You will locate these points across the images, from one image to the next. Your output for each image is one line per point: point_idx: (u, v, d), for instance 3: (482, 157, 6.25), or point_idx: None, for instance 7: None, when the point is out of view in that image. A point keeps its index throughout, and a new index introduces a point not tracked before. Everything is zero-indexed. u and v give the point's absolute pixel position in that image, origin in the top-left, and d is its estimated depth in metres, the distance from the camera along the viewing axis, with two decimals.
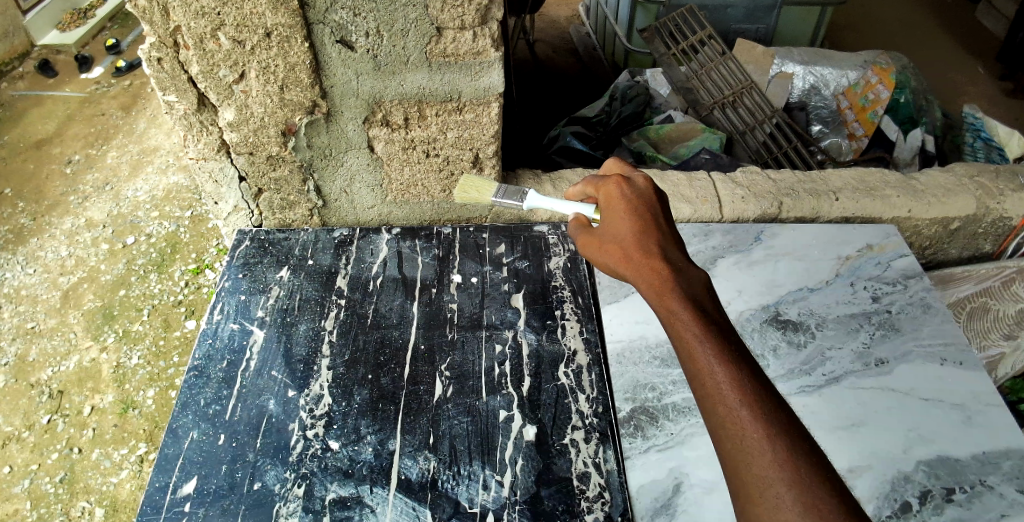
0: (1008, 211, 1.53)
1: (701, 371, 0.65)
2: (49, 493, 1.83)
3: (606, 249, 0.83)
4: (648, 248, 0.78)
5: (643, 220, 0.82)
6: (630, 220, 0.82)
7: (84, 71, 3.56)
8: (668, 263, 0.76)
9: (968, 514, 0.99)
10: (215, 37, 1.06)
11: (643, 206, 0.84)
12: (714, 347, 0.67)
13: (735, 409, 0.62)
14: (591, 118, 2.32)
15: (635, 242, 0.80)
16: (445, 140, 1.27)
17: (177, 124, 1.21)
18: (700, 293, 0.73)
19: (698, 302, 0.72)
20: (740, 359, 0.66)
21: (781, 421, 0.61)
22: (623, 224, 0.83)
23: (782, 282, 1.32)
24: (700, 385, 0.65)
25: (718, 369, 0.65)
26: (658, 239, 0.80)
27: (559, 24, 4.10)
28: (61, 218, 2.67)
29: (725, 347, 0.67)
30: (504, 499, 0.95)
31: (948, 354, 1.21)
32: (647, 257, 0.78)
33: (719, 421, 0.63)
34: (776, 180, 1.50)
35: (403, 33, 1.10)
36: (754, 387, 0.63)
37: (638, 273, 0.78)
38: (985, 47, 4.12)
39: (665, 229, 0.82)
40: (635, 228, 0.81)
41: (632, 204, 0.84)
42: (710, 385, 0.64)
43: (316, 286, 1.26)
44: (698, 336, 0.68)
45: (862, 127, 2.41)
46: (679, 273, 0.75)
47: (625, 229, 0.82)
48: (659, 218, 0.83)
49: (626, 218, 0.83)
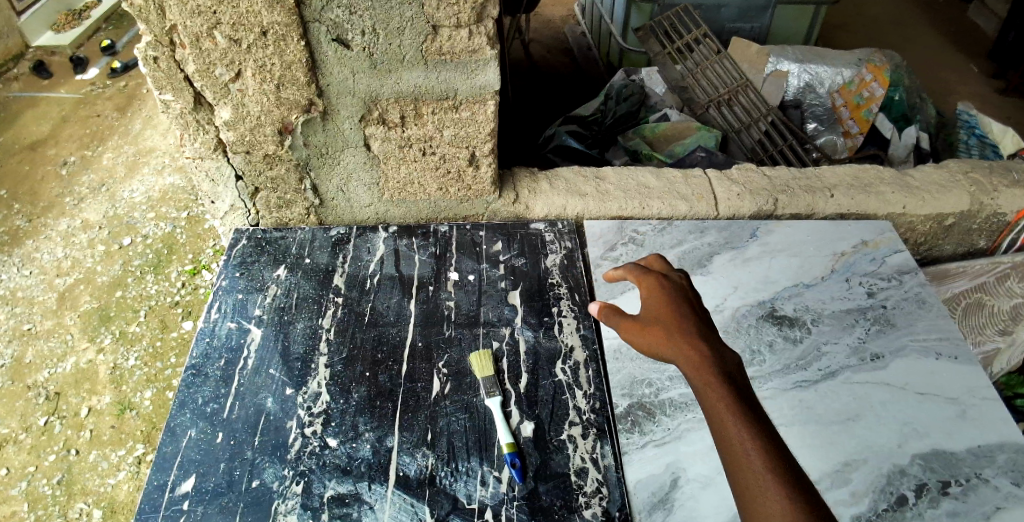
0: (1002, 207, 1.54)
1: (735, 447, 0.71)
2: (47, 495, 1.82)
3: (647, 332, 0.88)
4: (689, 334, 0.84)
5: (678, 304, 0.90)
6: (666, 302, 0.90)
7: (80, 72, 3.55)
8: (703, 342, 0.83)
9: (964, 508, 1.00)
10: (212, 36, 1.07)
11: (679, 292, 0.92)
12: (748, 425, 0.72)
13: (764, 481, 0.67)
14: (586, 117, 2.41)
15: (672, 322, 0.87)
16: (441, 139, 1.27)
17: (174, 123, 1.22)
18: (731, 371, 0.79)
19: (730, 380, 0.78)
20: (772, 441, 0.71)
21: (810, 504, 0.65)
22: (659, 305, 0.90)
23: (777, 278, 1.33)
24: (729, 456, 0.71)
25: (751, 447, 0.70)
26: (698, 327, 0.85)
27: (554, 24, 4.10)
28: (56, 220, 2.66)
29: (755, 424, 0.72)
30: (503, 495, 0.96)
31: (943, 348, 1.22)
32: (684, 336, 0.84)
33: (749, 497, 0.67)
34: (770, 177, 1.52)
35: (399, 31, 1.10)
36: (781, 462, 0.69)
37: (674, 349, 0.84)
38: (977, 46, 4.14)
39: (702, 318, 0.88)
40: (670, 308, 0.89)
41: (672, 292, 0.92)
42: (740, 458, 0.70)
43: (313, 284, 1.26)
44: (734, 416, 0.73)
45: (857, 124, 2.42)
46: (715, 351, 0.81)
47: (662, 312, 0.89)
48: (692, 303, 0.90)
49: (665, 301, 0.90)
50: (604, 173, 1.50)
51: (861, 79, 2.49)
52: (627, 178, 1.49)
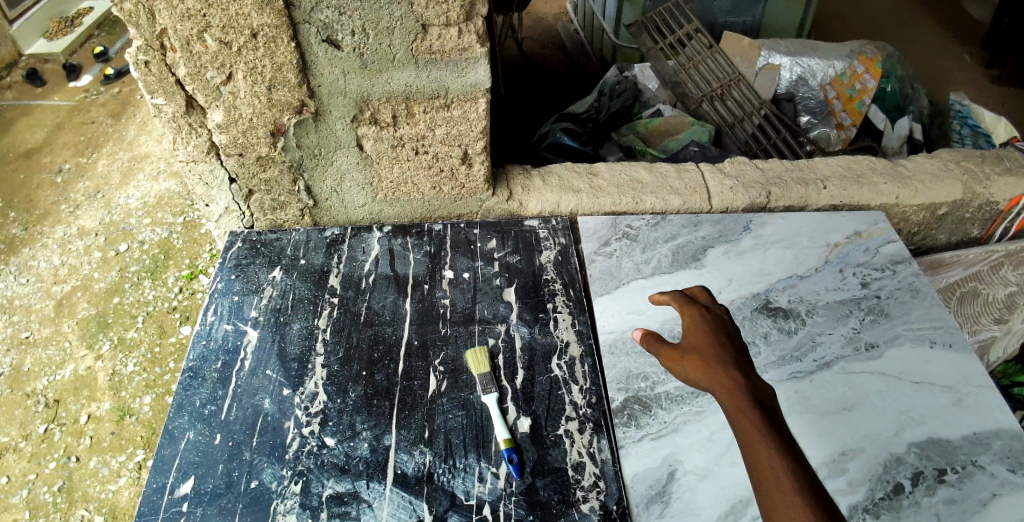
0: (995, 195, 1.55)
1: (766, 475, 0.69)
2: (48, 502, 1.82)
3: (681, 357, 0.87)
4: (723, 360, 0.82)
5: (718, 330, 0.88)
6: (706, 328, 0.88)
7: (73, 79, 3.54)
8: (743, 371, 0.81)
9: (960, 495, 1.00)
10: (202, 39, 1.07)
11: (720, 319, 0.90)
12: (781, 454, 0.70)
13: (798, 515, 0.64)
14: (579, 114, 2.36)
15: (711, 347, 0.85)
16: (434, 137, 1.28)
17: (166, 127, 1.22)
18: (769, 403, 0.77)
19: (768, 410, 0.75)
20: (806, 471, 0.69)
21: None
22: (698, 330, 0.88)
23: (771, 270, 1.33)
24: (762, 487, 0.69)
25: (784, 476, 0.68)
26: (732, 353, 0.84)
27: (547, 22, 4.10)
28: (52, 227, 2.66)
29: (791, 456, 0.70)
30: (501, 491, 0.96)
31: (938, 337, 1.23)
32: (722, 363, 0.82)
33: None
34: (763, 170, 1.53)
35: (389, 31, 1.10)
36: (817, 496, 0.66)
37: (712, 376, 0.82)
38: (970, 34, 4.16)
39: (738, 345, 0.86)
40: (706, 333, 0.87)
41: (708, 317, 0.90)
42: (773, 489, 0.68)
43: (308, 285, 1.26)
44: (766, 443, 0.71)
45: (850, 116, 2.43)
46: (754, 382, 0.79)
47: (701, 336, 0.87)
48: (734, 331, 0.88)
49: (704, 326, 0.88)
50: (597, 168, 1.50)
51: (853, 71, 2.50)
52: (620, 173, 1.49)
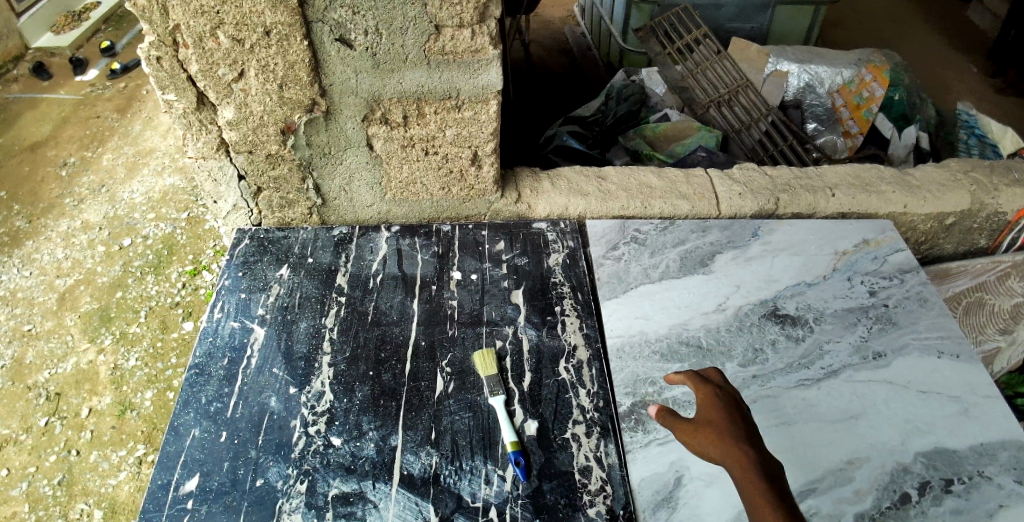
0: (1003, 206, 1.54)
1: None
2: (48, 495, 1.82)
3: (691, 429, 0.87)
4: (735, 435, 0.83)
5: (729, 403, 0.88)
6: (718, 401, 0.89)
7: (79, 74, 3.55)
8: (755, 448, 0.81)
9: (966, 505, 1.00)
10: (215, 35, 1.07)
11: (734, 397, 0.90)
12: None
13: None
14: (586, 117, 2.39)
15: (724, 422, 0.85)
16: (444, 138, 1.27)
17: (177, 123, 1.22)
18: (780, 479, 0.78)
19: (782, 491, 0.76)
20: None
21: None
22: (709, 404, 0.89)
23: (779, 277, 1.33)
24: None
25: None
26: (743, 428, 0.84)
27: (554, 25, 4.11)
28: (56, 220, 2.66)
29: None
30: (507, 494, 0.96)
31: (945, 347, 1.22)
32: (734, 437, 0.83)
33: None
34: (772, 177, 1.53)
35: (402, 31, 1.10)
36: None
37: (724, 449, 0.82)
38: (975, 43, 4.17)
39: (748, 420, 0.87)
40: (717, 407, 0.88)
41: (719, 391, 0.90)
42: None
43: (316, 283, 1.26)
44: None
45: (857, 124, 2.43)
46: (765, 457, 0.80)
47: (713, 410, 0.87)
48: (747, 409, 0.89)
49: (715, 400, 0.89)
50: (605, 172, 1.50)
51: (861, 79, 2.50)
52: (629, 177, 1.49)
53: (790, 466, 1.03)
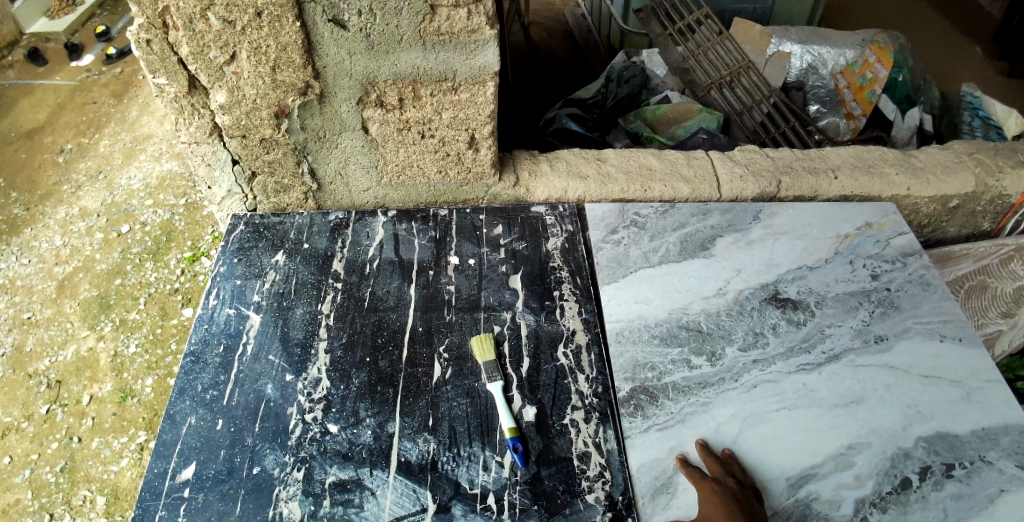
0: (1007, 189, 1.52)
1: None
2: (50, 482, 1.83)
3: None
4: None
5: (729, 499, 0.91)
6: (719, 498, 0.91)
7: (74, 59, 3.50)
8: None
9: (968, 490, 0.99)
10: (205, 17, 1.05)
11: (734, 491, 0.93)
12: None
13: None
14: (586, 99, 2.31)
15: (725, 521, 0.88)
16: (441, 121, 1.25)
17: (169, 108, 1.20)
18: None
19: None
20: None
21: None
22: (711, 500, 0.92)
23: (780, 261, 1.31)
24: None
25: None
26: None
27: (554, 6, 4.04)
28: (54, 208, 2.64)
29: None
30: (505, 480, 0.95)
31: (948, 331, 1.21)
32: None
33: None
34: (774, 158, 1.51)
35: (396, 11, 1.08)
36: None
37: None
38: (980, 25, 4.10)
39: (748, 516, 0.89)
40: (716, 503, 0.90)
41: (721, 488, 0.93)
42: None
43: (312, 269, 1.25)
44: None
45: (860, 106, 2.39)
46: None
47: (714, 507, 0.90)
48: (748, 504, 0.91)
49: (716, 496, 0.91)
50: (605, 154, 1.48)
51: (865, 60, 2.45)
52: (629, 160, 1.47)
53: (790, 450, 1.03)
